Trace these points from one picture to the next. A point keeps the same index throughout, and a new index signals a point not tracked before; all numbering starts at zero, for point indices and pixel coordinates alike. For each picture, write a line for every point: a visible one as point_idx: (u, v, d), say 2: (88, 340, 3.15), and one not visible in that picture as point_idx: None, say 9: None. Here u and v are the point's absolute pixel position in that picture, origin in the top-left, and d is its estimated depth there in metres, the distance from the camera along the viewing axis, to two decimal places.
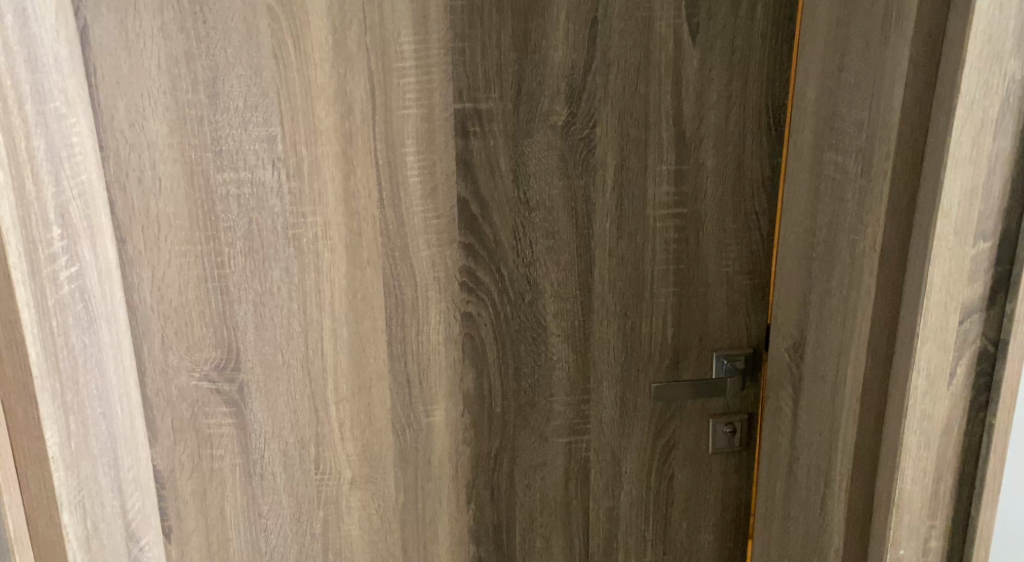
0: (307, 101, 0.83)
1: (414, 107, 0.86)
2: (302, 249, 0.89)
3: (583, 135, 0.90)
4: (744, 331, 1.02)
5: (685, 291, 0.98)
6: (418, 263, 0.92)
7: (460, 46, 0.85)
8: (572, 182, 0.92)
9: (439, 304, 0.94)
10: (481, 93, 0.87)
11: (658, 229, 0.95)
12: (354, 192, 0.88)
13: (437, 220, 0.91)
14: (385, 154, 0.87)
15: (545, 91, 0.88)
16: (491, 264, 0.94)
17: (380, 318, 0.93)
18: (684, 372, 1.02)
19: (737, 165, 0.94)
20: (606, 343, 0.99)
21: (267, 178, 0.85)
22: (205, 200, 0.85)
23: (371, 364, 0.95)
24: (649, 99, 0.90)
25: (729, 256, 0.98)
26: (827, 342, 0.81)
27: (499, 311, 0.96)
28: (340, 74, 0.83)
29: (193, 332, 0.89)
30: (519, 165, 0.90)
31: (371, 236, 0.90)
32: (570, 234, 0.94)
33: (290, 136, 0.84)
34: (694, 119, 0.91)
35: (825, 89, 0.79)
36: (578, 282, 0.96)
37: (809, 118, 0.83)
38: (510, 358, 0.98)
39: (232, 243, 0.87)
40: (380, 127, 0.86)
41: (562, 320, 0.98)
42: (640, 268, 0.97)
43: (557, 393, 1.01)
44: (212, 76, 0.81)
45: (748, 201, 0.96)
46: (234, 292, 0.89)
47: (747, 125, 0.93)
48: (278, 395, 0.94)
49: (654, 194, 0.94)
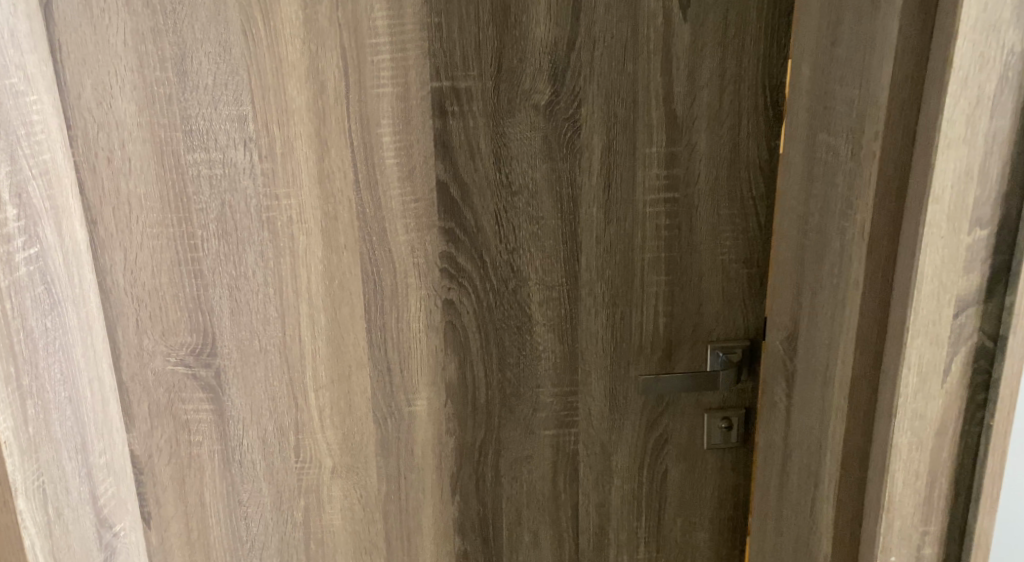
0: (277, 79, 0.81)
1: (389, 85, 0.83)
2: (277, 233, 0.86)
3: (568, 115, 0.87)
4: (741, 323, 0.97)
5: (677, 280, 0.94)
6: (397, 248, 0.89)
7: (436, 22, 0.81)
8: (556, 165, 0.88)
9: (419, 290, 0.91)
10: (459, 71, 0.83)
11: (648, 214, 0.91)
12: (328, 173, 0.85)
13: (415, 203, 0.88)
14: (360, 135, 0.84)
15: (527, 69, 0.85)
16: (473, 250, 0.91)
17: (358, 304, 0.91)
18: (677, 365, 0.98)
19: (732, 148, 0.89)
20: (594, 334, 0.96)
21: (239, 159, 0.83)
22: (176, 181, 0.83)
23: (350, 352, 0.93)
24: (637, 78, 0.86)
25: (724, 243, 0.93)
26: (819, 335, 0.76)
27: (482, 299, 0.93)
28: (311, 51, 0.80)
29: (168, 316, 0.88)
30: (500, 147, 0.87)
31: (348, 220, 0.87)
32: (555, 219, 0.91)
33: (261, 115, 0.82)
34: (686, 98, 0.87)
35: (818, 65, 0.74)
36: (564, 269, 0.93)
37: (803, 98, 0.78)
38: (494, 347, 0.95)
39: (205, 225, 0.85)
40: (355, 106, 0.83)
41: (547, 309, 0.94)
42: (630, 256, 0.93)
43: (544, 384, 0.97)
44: (180, 53, 0.79)
45: (745, 185, 0.91)
46: (208, 276, 0.87)
47: (742, 105, 0.88)
48: (255, 382, 0.92)
49: (644, 177, 0.90)
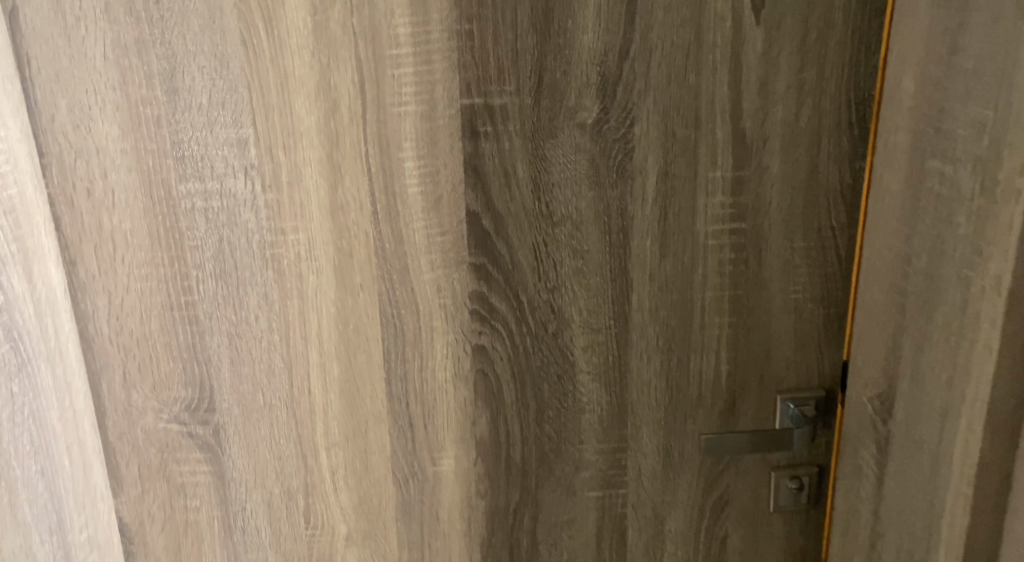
0: (283, 96, 0.69)
1: (412, 102, 0.71)
2: (283, 272, 0.75)
3: (619, 135, 0.75)
4: (814, 370, 0.84)
5: (743, 322, 0.82)
6: (421, 287, 0.78)
7: (466, 29, 0.70)
8: (605, 193, 0.76)
9: (446, 335, 0.80)
10: (494, 85, 0.72)
11: (711, 247, 0.79)
12: (341, 204, 0.73)
13: (441, 238, 0.76)
14: (379, 160, 0.73)
15: (572, 83, 0.73)
16: (508, 289, 0.79)
17: (376, 352, 0.79)
18: (740, 418, 0.85)
19: (809, 171, 0.77)
20: (645, 383, 0.84)
21: (239, 189, 0.72)
22: (166, 215, 0.72)
23: (367, 405, 0.81)
24: (700, 91, 0.73)
25: (798, 280, 0.81)
26: (927, 400, 0.64)
27: (518, 344, 0.81)
28: (322, 64, 0.69)
29: (159, 368, 0.77)
30: (540, 173, 0.75)
31: (364, 257, 0.76)
32: (603, 254, 0.79)
33: (264, 139, 0.71)
34: (757, 115, 0.74)
35: (927, 75, 0.61)
36: (612, 310, 0.81)
37: (903, 115, 0.65)
38: (531, 398, 0.83)
39: (200, 264, 0.74)
40: (372, 127, 0.71)
41: (593, 355, 0.82)
42: (688, 295, 0.80)
43: (588, 440, 0.85)
44: (169, 68, 0.68)
45: (823, 213, 0.78)
46: (205, 322, 0.76)
47: (822, 122, 0.75)
48: (259, 440, 0.81)
49: (707, 206, 0.77)
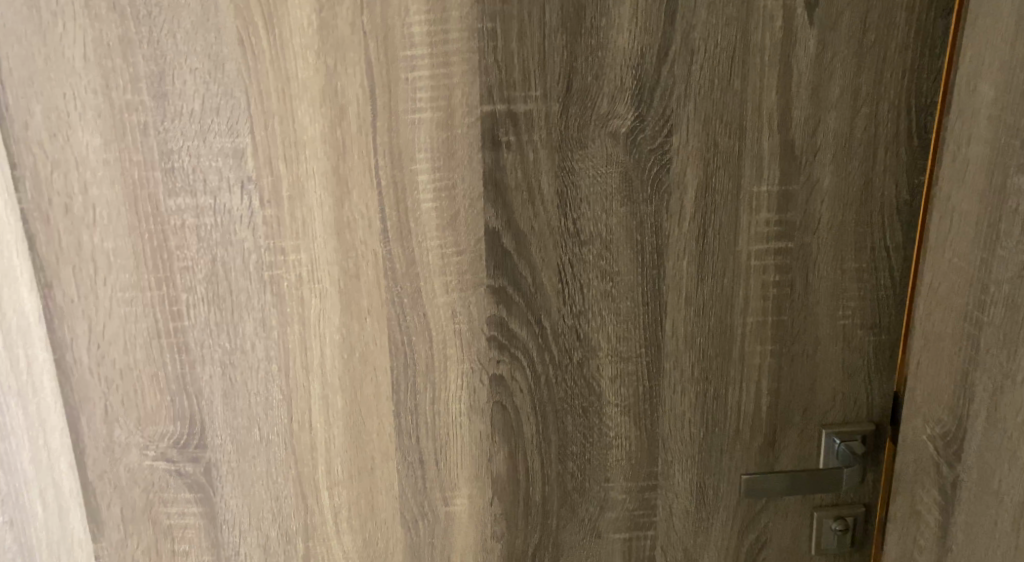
0: (284, 102, 0.62)
1: (428, 109, 0.64)
2: (283, 296, 0.68)
3: (655, 146, 0.68)
4: (863, 402, 0.77)
5: (786, 350, 0.75)
6: (435, 312, 0.70)
7: (489, 28, 0.63)
8: (638, 209, 0.70)
9: (461, 365, 0.72)
10: (519, 90, 0.65)
11: (753, 269, 0.72)
12: (348, 221, 0.66)
13: (458, 257, 0.69)
14: (389, 172, 0.65)
15: (604, 87, 0.66)
16: (530, 314, 0.72)
17: (383, 383, 0.72)
18: (781, 453, 0.78)
19: (863, 186, 0.70)
20: (678, 415, 0.77)
21: (234, 204, 0.65)
22: (153, 233, 0.65)
23: (374, 441, 0.74)
24: (745, 98, 0.66)
25: (848, 305, 0.74)
26: (1010, 447, 0.57)
27: (539, 374, 0.74)
28: (328, 67, 0.62)
29: (145, 401, 0.69)
30: (567, 187, 0.68)
31: (373, 279, 0.68)
32: (634, 275, 0.72)
33: (263, 149, 0.63)
34: (807, 124, 0.67)
35: (1011, 80, 0.54)
36: (643, 337, 0.74)
37: (979, 125, 0.58)
38: (553, 432, 0.76)
39: (191, 287, 0.67)
40: (383, 137, 0.64)
41: (622, 385, 0.75)
42: (727, 320, 0.74)
43: (615, 477, 0.78)
44: (157, 70, 0.61)
45: (877, 233, 0.71)
46: (195, 351, 0.69)
47: (878, 132, 0.68)
48: (254, 479, 0.73)
49: (750, 223, 0.70)
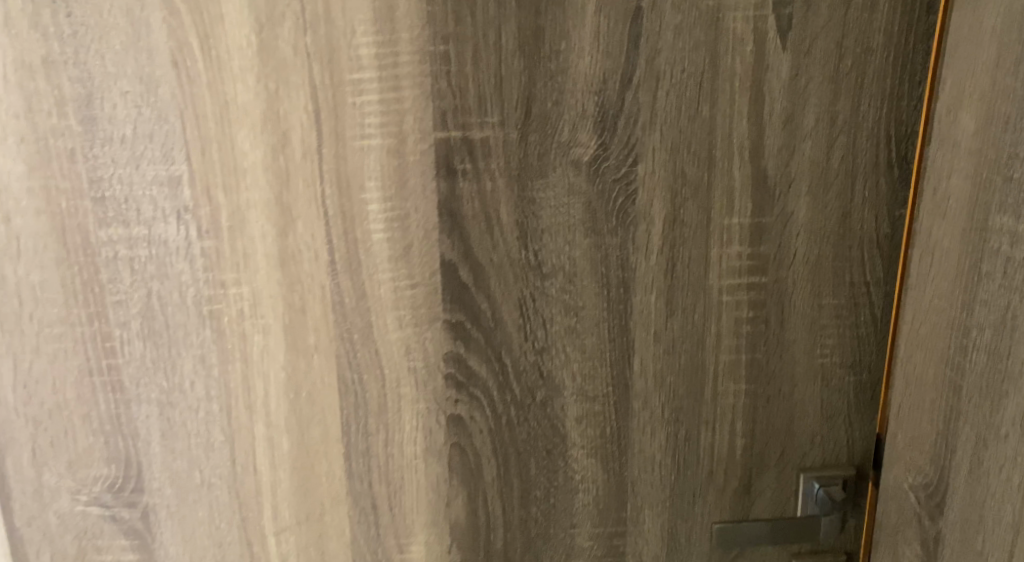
0: (223, 128, 0.59)
1: (377, 136, 0.60)
2: (224, 331, 0.64)
3: (620, 176, 0.64)
4: (843, 444, 0.73)
5: (761, 390, 0.71)
6: (387, 348, 0.66)
7: (442, 51, 0.59)
8: (603, 241, 0.66)
9: (416, 404, 0.68)
10: (474, 116, 0.61)
11: (725, 304, 0.68)
12: (293, 253, 0.62)
13: (412, 291, 0.65)
14: (337, 202, 0.62)
15: (565, 114, 0.62)
16: (489, 351, 0.68)
17: (333, 424, 0.68)
18: (757, 498, 0.74)
19: (841, 218, 0.66)
20: (648, 458, 0.72)
21: (170, 235, 0.61)
22: (83, 265, 0.61)
23: (324, 485, 0.70)
24: (714, 126, 0.63)
25: (826, 343, 0.70)
26: (992, 506, 0.53)
27: (500, 415, 0.70)
28: (269, 91, 0.58)
29: (76, 443, 0.65)
30: (528, 218, 0.64)
31: (320, 314, 0.64)
32: (599, 311, 0.68)
33: (200, 177, 0.60)
34: (781, 153, 0.64)
35: (992, 113, 0.51)
36: (609, 376, 0.70)
37: (960, 159, 0.55)
38: (515, 475, 0.72)
39: (124, 322, 0.63)
40: (329, 165, 0.61)
41: (587, 426, 0.71)
42: (698, 358, 0.70)
43: (581, 523, 0.74)
44: (84, 92, 0.57)
45: (856, 267, 0.67)
46: (129, 390, 0.64)
47: (856, 162, 0.64)
48: (195, 525, 0.69)
49: (721, 257, 0.67)
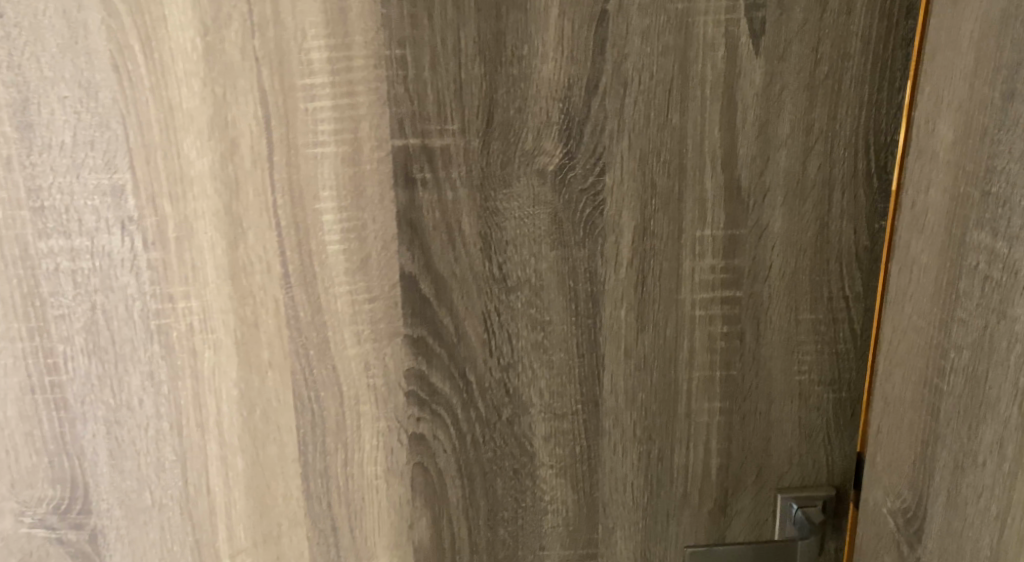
0: (168, 135, 0.56)
1: (331, 143, 0.58)
2: (173, 347, 0.61)
3: (587, 186, 0.61)
4: (823, 464, 0.70)
5: (737, 408, 0.68)
6: (345, 364, 0.64)
7: (398, 55, 0.56)
8: (570, 253, 0.63)
9: (376, 422, 0.66)
10: (433, 124, 0.58)
11: (698, 320, 0.65)
12: (244, 265, 0.60)
13: (370, 305, 0.62)
14: (289, 213, 0.59)
15: (529, 120, 0.59)
16: (452, 368, 0.65)
17: (289, 442, 0.65)
18: (733, 520, 0.71)
19: (818, 230, 0.63)
20: (619, 478, 0.70)
21: (114, 247, 0.58)
22: (24, 279, 0.58)
23: (281, 506, 0.67)
24: (684, 134, 0.60)
25: (804, 359, 0.67)
26: (970, 537, 0.51)
27: (465, 433, 0.67)
28: (216, 96, 0.55)
29: (20, 462, 0.63)
30: (491, 229, 0.62)
31: (274, 329, 0.62)
32: (567, 325, 0.65)
33: (145, 186, 0.57)
34: (755, 163, 0.61)
35: (970, 124, 0.49)
36: (578, 393, 0.67)
37: (938, 171, 0.52)
38: (481, 496, 0.69)
39: (68, 337, 0.60)
40: (281, 173, 0.58)
41: (556, 445, 0.68)
42: (671, 375, 0.67)
43: (550, 544, 0.71)
44: (21, 98, 0.55)
45: (834, 281, 0.65)
46: (74, 408, 0.62)
47: (834, 171, 0.62)
48: (146, 547, 0.66)
49: (694, 270, 0.64)
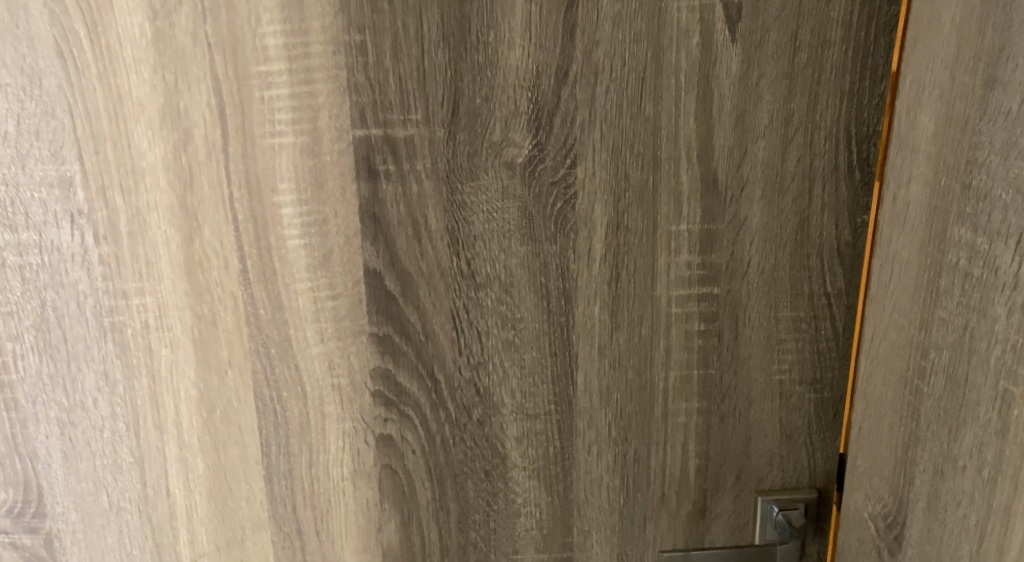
0: (117, 125, 0.54)
1: (290, 134, 0.55)
2: (127, 345, 0.59)
3: (557, 178, 0.59)
4: (804, 466, 0.68)
5: (715, 409, 0.66)
6: (308, 363, 0.61)
7: (357, 41, 0.54)
8: (541, 248, 0.61)
9: (341, 423, 0.63)
10: (396, 113, 0.56)
11: (674, 317, 0.63)
12: (201, 260, 0.58)
13: (333, 302, 0.60)
14: (247, 206, 0.57)
15: (496, 110, 0.57)
16: (420, 367, 0.63)
17: (251, 444, 0.63)
18: (713, 523, 0.69)
19: (799, 225, 0.61)
20: (594, 480, 0.68)
21: (63, 241, 0.56)
22: None
23: (244, 509, 0.65)
24: (658, 125, 0.58)
25: (784, 358, 0.65)
26: (949, 544, 0.49)
27: (434, 434, 0.65)
28: (167, 84, 0.53)
29: None
30: (458, 224, 0.59)
31: (233, 327, 0.60)
32: (539, 323, 0.63)
33: (94, 178, 0.55)
34: (732, 155, 0.59)
35: (951, 114, 0.46)
36: (551, 393, 0.65)
37: (919, 163, 0.50)
38: (452, 499, 0.67)
39: (18, 335, 0.58)
40: (237, 165, 0.56)
41: (528, 447, 0.66)
42: (647, 374, 0.65)
43: (524, 548, 0.69)
44: None
45: (815, 278, 0.62)
46: (26, 408, 0.60)
47: (814, 164, 0.59)
48: (104, 551, 0.64)
49: (669, 266, 0.62)
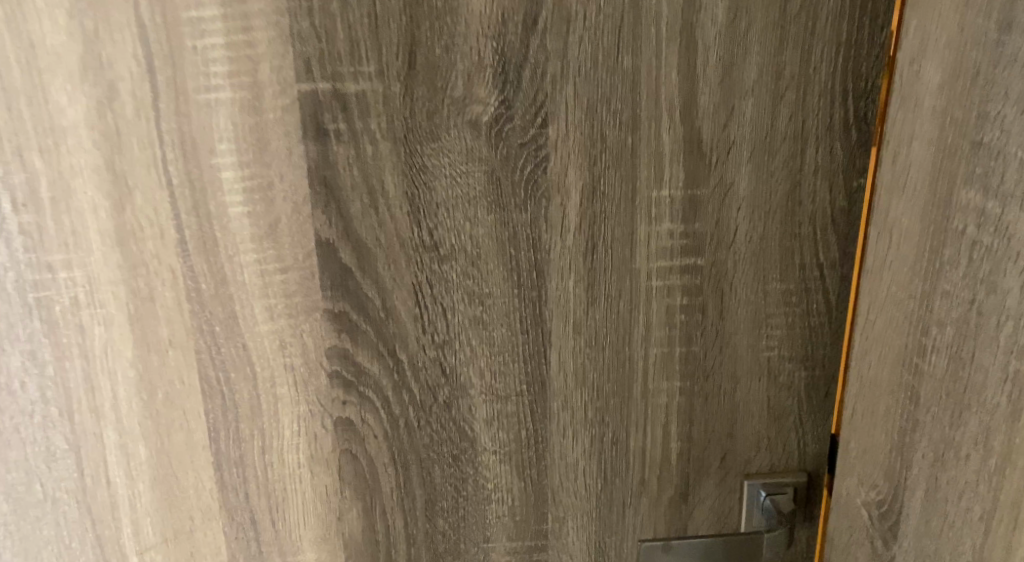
0: (31, 77, 0.48)
1: (227, 88, 0.50)
2: (56, 324, 0.54)
3: (527, 139, 0.54)
4: (793, 449, 0.64)
5: (699, 388, 0.62)
6: (257, 342, 0.56)
7: None
8: (509, 216, 0.56)
9: (295, 407, 0.59)
10: (346, 65, 0.50)
11: (655, 291, 0.58)
12: (134, 230, 0.52)
13: (282, 275, 0.55)
14: (183, 169, 0.51)
15: (458, 62, 0.51)
16: (380, 346, 0.58)
17: (197, 429, 0.58)
18: (696, 509, 0.65)
19: (789, 191, 0.56)
20: (570, 465, 0.63)
21: None
22: None
23: (192, 498, 0.60)
24: (637, 79, 0.53)
25: (772, 335, 0.60)
26: (950, 538, 0.45)
27: (396, 418, 0.60)
28: (86, 31, 0.48)
29: None
30: (418, 190, 0.54)
31: (173, 302, 0.54)
32: (508, 298, 0.58)
33: (8, 137, 0.50)
34: (718, 113, 0.54)
35: (960, 64, 0.41)
36: (522, 373, 0.60)
37: (923, 120, 0.45)
38: (417, 485, 0.63)
39: None
40: (170, 124, 0.50)
41: (499, 430, 0.62)
42: (626, 352, 0.60)
43: (496, 536, 0.65)
44: None
45: (806, 248, 0.58)
46: None
47: (807, 123, 0.54)
48: (41, 545, 0.60)
49: (650, 236, 0.57)
